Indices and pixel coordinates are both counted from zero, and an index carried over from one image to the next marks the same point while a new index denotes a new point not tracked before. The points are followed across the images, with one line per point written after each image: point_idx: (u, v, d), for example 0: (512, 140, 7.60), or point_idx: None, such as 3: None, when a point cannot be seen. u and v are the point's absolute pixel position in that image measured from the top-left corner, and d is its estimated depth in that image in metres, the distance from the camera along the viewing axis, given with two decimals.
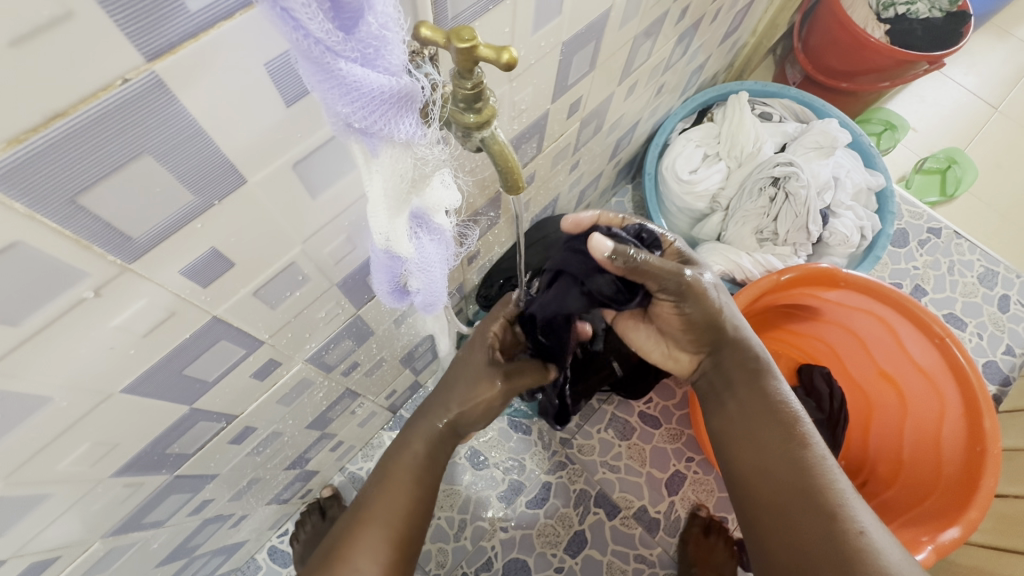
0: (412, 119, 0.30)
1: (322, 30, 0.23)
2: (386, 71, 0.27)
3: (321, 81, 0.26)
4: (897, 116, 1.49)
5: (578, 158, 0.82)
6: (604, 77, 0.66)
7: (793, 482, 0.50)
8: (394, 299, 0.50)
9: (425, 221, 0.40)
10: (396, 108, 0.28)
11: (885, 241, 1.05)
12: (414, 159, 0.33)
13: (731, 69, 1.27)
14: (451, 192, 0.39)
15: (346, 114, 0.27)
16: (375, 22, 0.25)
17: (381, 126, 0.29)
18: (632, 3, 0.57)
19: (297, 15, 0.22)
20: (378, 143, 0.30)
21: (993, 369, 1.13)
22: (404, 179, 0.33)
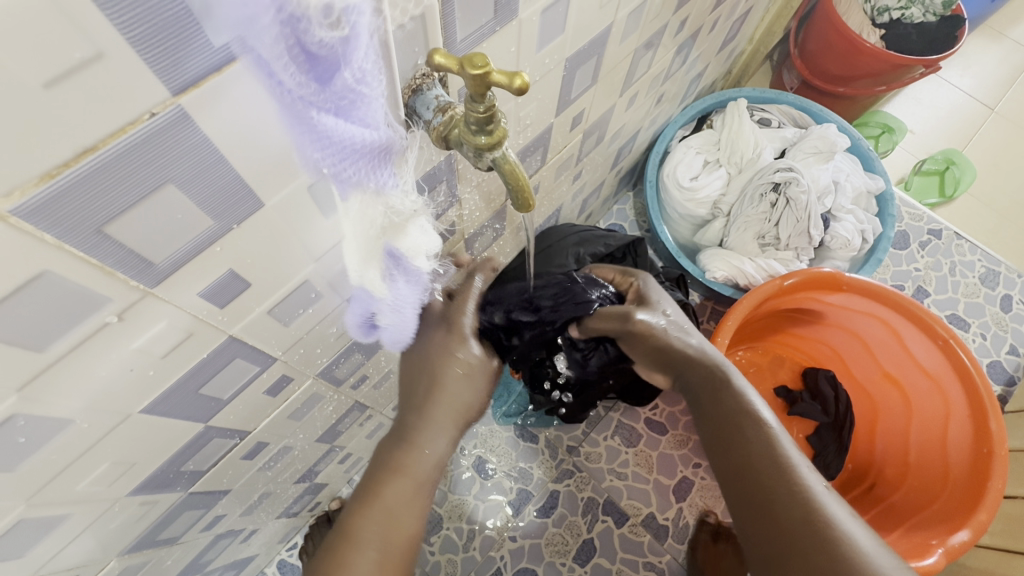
0: (388, 171, 0.33)
1: (294, 81, 0.25)
2: (361, 120, 0.28)
3: (296, 125, 0.27)
4: (895, 119, 1.50)
5: (581, 167, 0.83)
6: (606, 89, 0.67)
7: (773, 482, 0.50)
8: (363, 331, 0.52)
9: (400, 265, 0.41)
10: (367, 157, 0.30)
11: (886, 244, 1.05)
12: (385, 207, 0.35)
13: (729, 75, 1.28)
14: (429, 238, 0.39)
15: (317, 158, 0.29)
16: (351, 76, 0.26)
17: (352, 172, 0.30)
18: (633, 18, 0.58)
19: (273, 66, 0.24)
20: (349, 189, 0.32)
21: (997, 369, 1.14)
22: (373, 225, 0.35)
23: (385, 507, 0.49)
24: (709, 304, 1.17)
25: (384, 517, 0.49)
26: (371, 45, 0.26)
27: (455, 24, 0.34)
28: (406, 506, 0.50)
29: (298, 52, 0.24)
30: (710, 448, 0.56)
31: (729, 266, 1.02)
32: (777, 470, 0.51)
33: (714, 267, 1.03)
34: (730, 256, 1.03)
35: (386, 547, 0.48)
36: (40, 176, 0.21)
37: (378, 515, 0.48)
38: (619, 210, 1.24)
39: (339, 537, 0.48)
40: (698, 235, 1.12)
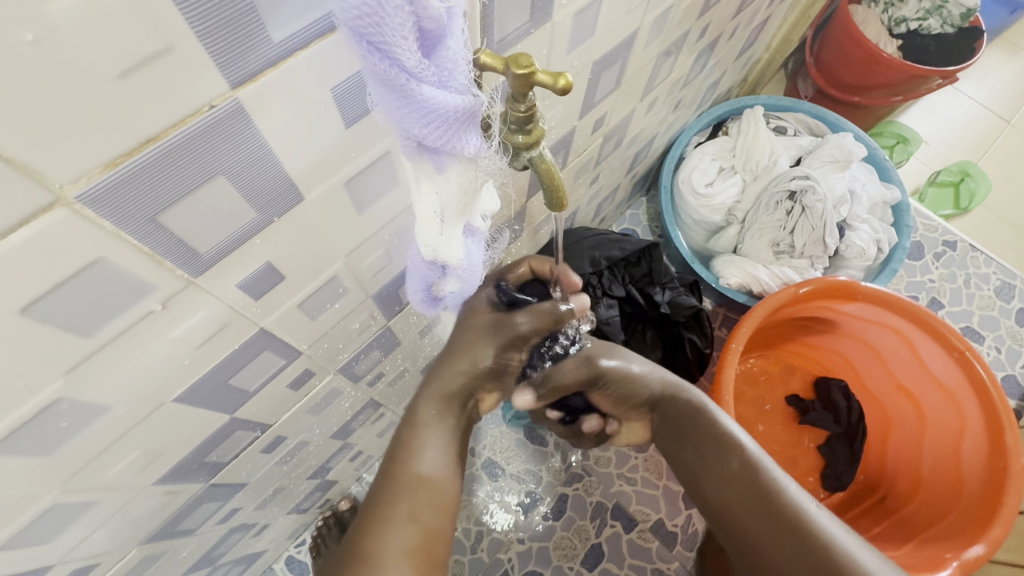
0: (478, 136, 0.30)
1: (412, 58, 0.24)
2: (457, 91, 0.27)
3: (397, 102, 0.26)
4: (909, 130, 1.49)
5: (598, 171, 0.84)
6: (627, 94, 0.67)
7: (758, 508, 0.56)
8: (426, 306, 0.50)
9: (467, 228, 0.40)
10: (466, 126, 0.28)
11: (902, 254, 1.05)
12: (474, 172, 0.32)
13: (744, 83, 1.28)
14: (491, 198, 0.39)
15: (418, 133, 0.27)
16: (453, 48, 0.26)
17: (452, 143, 0.28)
18: (658, 24, 0.59)
19: (392, 47, 0.23)
20: (445, 159, 0.30)
21: (1011, 383, 1.13)
22: (466, 189, 0.33)
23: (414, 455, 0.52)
24: (721, 310, 1.17)
25: (407, 467, 0.51)
26: (460, 19, 0.27)
27: (493, 24, 0.35)
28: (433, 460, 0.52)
29: (414, 24, 0.24)
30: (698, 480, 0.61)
31: (743, 273, 1.02)
32: (753, 499, 0.56)
33: (727, 273, 1.03)
34: (744, 263, 1.03)
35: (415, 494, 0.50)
36: (105, 164, 0.22)
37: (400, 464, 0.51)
38: (632, 215, 1.25)
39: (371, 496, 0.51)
40: (712, 241, 1.11)
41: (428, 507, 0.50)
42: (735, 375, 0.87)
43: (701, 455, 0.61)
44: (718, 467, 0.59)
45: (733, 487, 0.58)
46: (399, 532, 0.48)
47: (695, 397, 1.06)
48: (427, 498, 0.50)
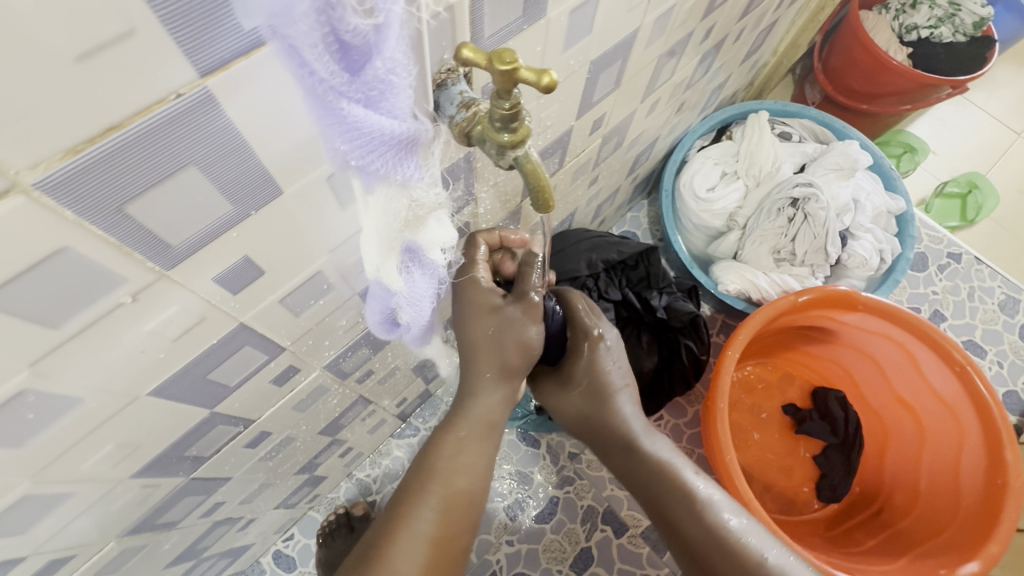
0: (414, 163, 0.32)
1: (328, 71, 0.24)
2: (389, 112, 0.28)
3: (325, 118, 0.26)
4: (917, 139, 1.48)
5: (598, 172, 0.83)
6: (627, 95, 0.67)
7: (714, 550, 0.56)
8: (385, 329, 0.50)
9: (418, 257, 0.40)
10: (401, 155, 0.30)
11: (905, 265, 1.04)
12: (409, 201, 0.34)
13: (751, 87, 1.27)
14: (447, 231, 0.39)
15: (345, 151, 0.28)
16: (383, 67, 0.26)
17: (381, 166, 0.30)
18: (660, 24, 0.57)
19: (304, 53, 0.23)
20: (376, 182, 0.31)
21: (1012, 400, 1.11)
22: (397, 218, 0.34)
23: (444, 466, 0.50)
24: (720, 316, 1.16)
25: (444, 480, 0.50)
26: (401, 37, 0.26)
27: (483, 19, 0.34)
28: (469, 473, 0.51)
29: (332, 40, 0.23)
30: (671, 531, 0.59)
31: (742, 280, 1.01)
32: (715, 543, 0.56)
33: (727, 279, 1.01)
34: (743, 270, 1.01)
35: (445, 508, 0.49)
36: (65, 151, 0.21)
37: (434, 477, 0.49)
38: (632, 218, 1.24)
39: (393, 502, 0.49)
40: (712, 246, 1.10)
41: (457, 520, 0.49)
42: (730, 382, 0.86)
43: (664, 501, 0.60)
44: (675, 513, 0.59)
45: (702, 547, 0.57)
46: (420, 535, 0.47)
47: (690, 402, 1.05)
48: (458, 512, 0.49)
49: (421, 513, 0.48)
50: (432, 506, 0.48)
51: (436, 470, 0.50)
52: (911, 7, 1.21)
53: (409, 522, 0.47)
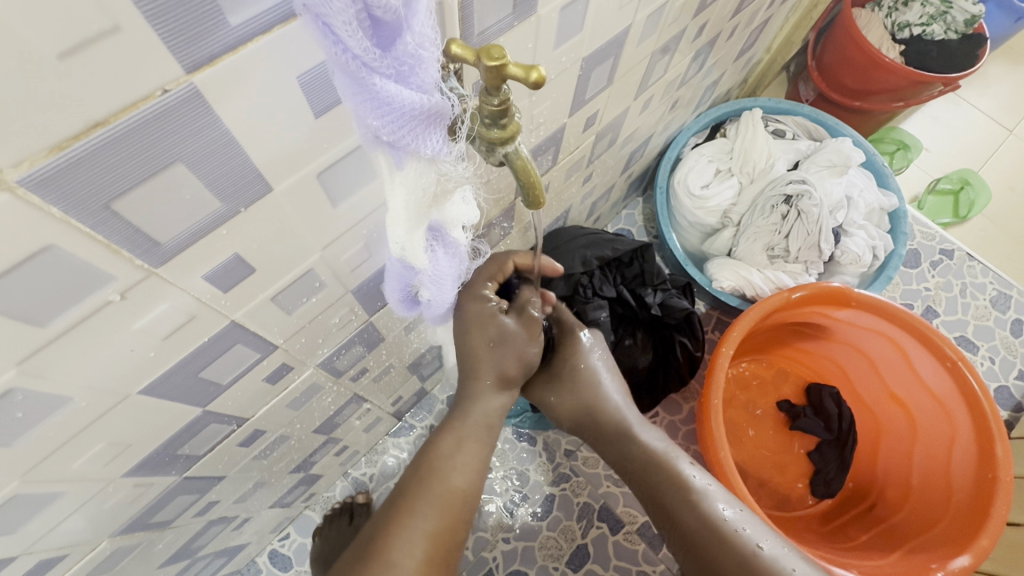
0: (440, 135, 0.30)
1: (361, 47, 0.24)
2: (419, 87, 0.27)
3: (356, 96, 0.26)
4: (910, 136, 1.49)
5: (591, 170, 0.83)
6: (621, 93, 0.67)
7: None
8: (405, 307, 0.52)
9: (441, 236, 0.41)
10: (428, 126, 0.29)
11: (898, 261, 1.05)
12: (437, 175, 0.33)
13: (745, 85, 1.27)
14: (468, 208, 0.40)
15: (376, 127, 0.27)
16: (413, 41, 0.26)
17: (411, 141, 0.29)
18: (652, 21, 0.58)
19: (338, 31, 0.23)
20: (404, 156, 0.30)
21: (1004, 394, 1.12)
22: (426, 193, 0.33)
23: (439, 470, 0.54)
24: (714, 313, 1.16)
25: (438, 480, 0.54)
26: (429, 11, 0.26)
27: (473, 15, 0.34)
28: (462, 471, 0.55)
29: (365, 15, 0.23)
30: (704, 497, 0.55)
31: (736, 276, 1.01)
32: None
33: (721, 276, 1.02)
34: (738, 267, 1.02)
35: (441, 513, 0.52)
36: (50, 148, 0.21)
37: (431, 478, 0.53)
38: (627, 216, 1.24)
39: (394, 501, 0.53)
40: (707, 244, 1.10)
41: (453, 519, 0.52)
42: (724, 379, 0.86)
43: None
44: None
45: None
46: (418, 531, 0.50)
47: (685, 399, 1.05)
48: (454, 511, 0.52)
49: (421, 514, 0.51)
50: (429, 508, 0.52)
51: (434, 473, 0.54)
52: (903, 5, 1.22)
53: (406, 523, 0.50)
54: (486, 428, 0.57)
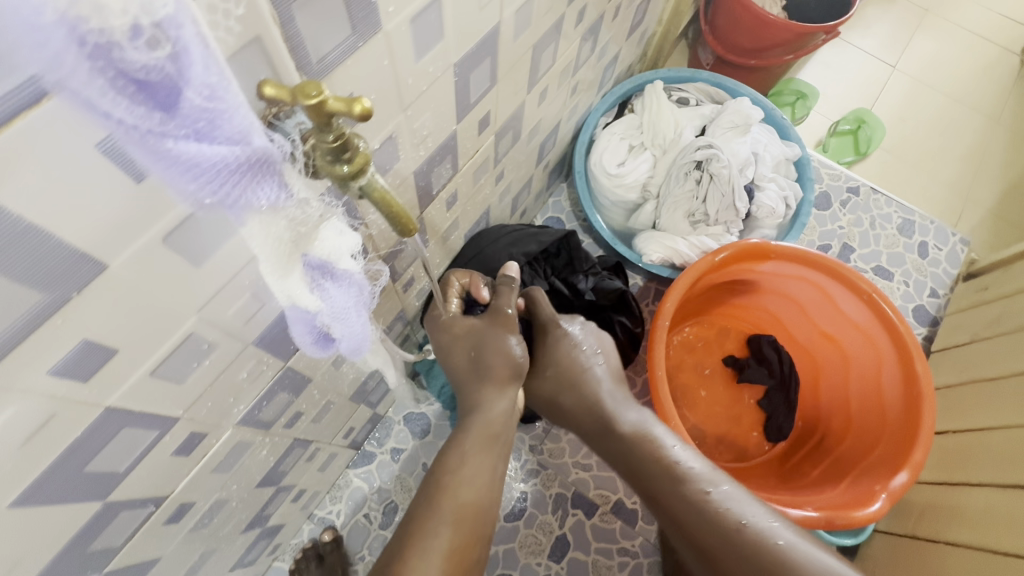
0: (273, 182, 0.28)
1: (136, 115, 0.21)
2: (228, 139, 0.24)
3: (157, 164, 0.23)
4: (807, 85, 1.58)
5: (502, 168, 0.82)
6: (510, 88, 0.66)
7: (699, 521, 0.61)
8: (317, 347, 0.48)
9: (328, 270, 0.39)
10: (256, 177, 0.26)
11: (809, 208, 1.10)
12: (287, 220, 0.32)
13: (644, 57, 1.29)
14: (346, 238, 0.39)
15: (195, 192, 0.24)
16: (199, 94, 0.22)
17: (239, 196, 0.26)
18: (524, 13, 0.57)
19: (99, 103, 0.20)
20: (241, 212, 0.28)
21: (921, 313, 1.21)
22: (283, 241, 0.32)
23: (455, 483, 0.56)
24: (652, 286, 1.18)
25: (451, 496, 0.56)
26: (220, 62, 0.22)
27: (305, 45, 0.32)
28: (471, 486, 0.57)
29: (125, 81, 0.20)
30: (666, 498, 0.64)
31: (664, 247, 1.03)
32: (699, 513, 0.61)
33: (649, 250, 1.04)
34: (664, 238, 1.04)
35: (458, 520, 0.54)
36: None
37: (445, 493, 0.55)
38: (554, 204, 1.25)
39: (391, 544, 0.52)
40: (632, 220, 1.12)
41: (470, 533, 0.54)
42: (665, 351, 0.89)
43: (653, 478, 0.65)
44: (669, 490, 0.64)
45: (683, 511, 0.62)
46: (436, 550, 0.51)
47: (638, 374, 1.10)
48: (468, 524, 0.54)
49: (437, 531, 0.52)
50: (446, 520, 0.53)
51: (447, 487, 0.56)
52: None
53: (423, 542, 0.52)
54: (491, 438, 0.61)
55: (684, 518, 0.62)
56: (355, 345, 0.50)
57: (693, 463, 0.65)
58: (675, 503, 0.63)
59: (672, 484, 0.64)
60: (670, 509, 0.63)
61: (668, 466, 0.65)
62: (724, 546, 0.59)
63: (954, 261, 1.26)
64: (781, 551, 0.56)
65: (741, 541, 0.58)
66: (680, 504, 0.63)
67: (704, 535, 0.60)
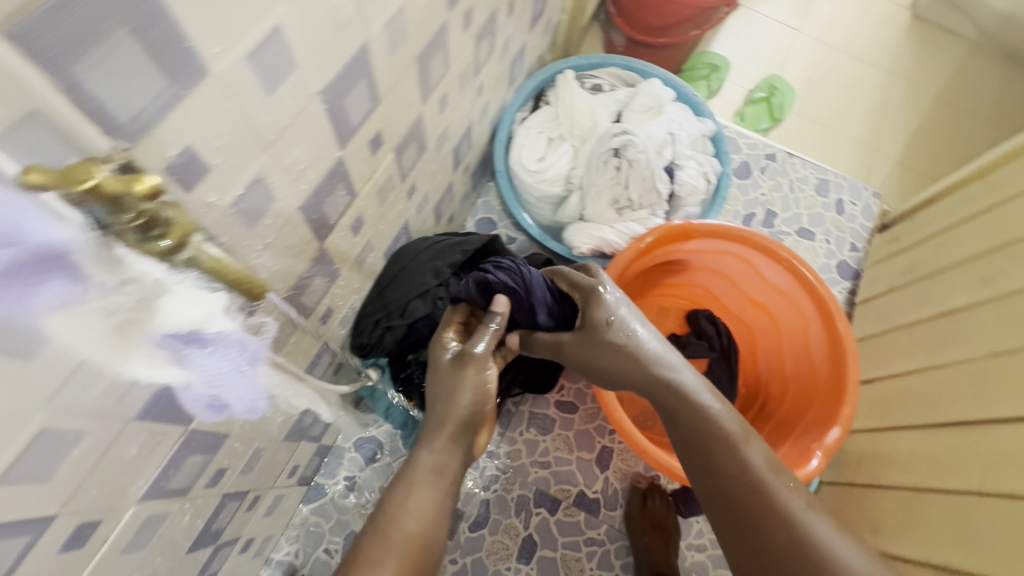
0: (61, 274, 0.30)
1: None
2: None
3: None
4: (719, 57, 1.62)
5: (412, 182, 0.79)
6: (400, 103, 0.63)
7: (746, 496, 0.60)
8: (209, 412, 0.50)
9: (193, 338, 0.40)
10: (33, 270, 0.28)
11: (728, 181, 1.13)
12: (103, 309, 0.33)
13: (554, 46, 1.28)
14: (206, 300, 0.39)
15: None
16: None
17: (18, 291, 0.27)
18: (396, 26, 0.54)
19: None
20: (31, 311, 0.29)
21: (845, 268, 1.26)
22: (101, 325, 0.33)
23: (397, 516, 0.62)
24: None
25: (397, 528, 0.61)
26: None
27: (104, 104, 0.29)
28: (415, 516, 0.62)
29: None
30: (718, 465, 0.63)
31: (592, 238, 1.03)
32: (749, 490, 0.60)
33: (579, 242, 1.04)
34: (591, 229, 1.04)
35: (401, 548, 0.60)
36: None
37: (390, 526, 0.61)
38: (484, 204, 1.23)
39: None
40: (559, 213, 1.11)
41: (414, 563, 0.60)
42: None
43: (704, 445, 0.64)
44: (717, 462, 0.63)
45: (734, 483, 0.61)
46: None
47: None
48: (416, 555, 0.60)
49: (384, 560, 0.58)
50: (393, 552, 0.59)
51: (392, 523, 0.61)
52: None
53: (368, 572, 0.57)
54: (434, 473, 0.67)
55: (726, 488, 0.62)
56: (245, 400, 0.52)
57: (760, 453, 0.63)
58: (726, 481, 0.62)
59: (727, 455, 0.63)
60: (719, 486, 0.62)
61: (726, 438, 0.64)
62: (768, 527, 0.58)
63: (868, 214, 1.32)
64: (825, 546, 0.55)
65: (789, 525, 0.57)
66: (732, 477, 0.62)
67: (749, 510, 0.59)
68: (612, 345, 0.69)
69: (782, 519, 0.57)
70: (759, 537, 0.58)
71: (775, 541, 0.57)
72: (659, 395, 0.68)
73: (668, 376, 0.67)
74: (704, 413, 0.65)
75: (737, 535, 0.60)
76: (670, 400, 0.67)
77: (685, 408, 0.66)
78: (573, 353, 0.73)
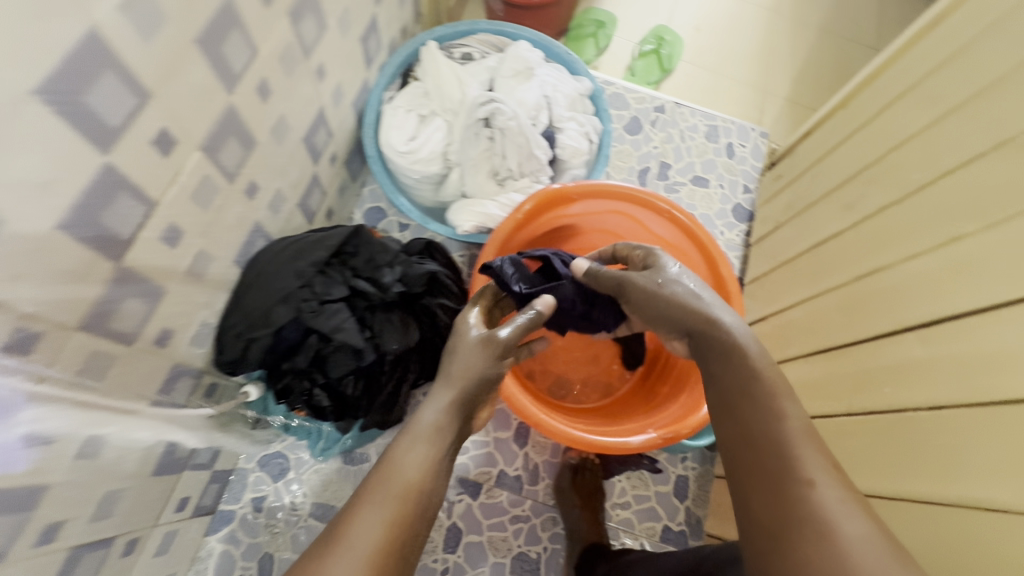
0: None
1: None
2: None
3: None
4: (605, 12, 1.58)
5: (249, 180, 0.73)
6: (189, 96, 0.57)
7: (760, 445, 0.52)
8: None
9: None
10: None
11: (611, 139, 1.10)
12: None
13: (419, 17, 1.21)
14: None
15: None
16: None
17: None
18: (144, 7, 0.47)
19: None
20: None
21: (740, 212, 1.28)
22: None
23: (396, 463, 0.54)
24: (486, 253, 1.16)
25: (400, 477, 0.53)
26: None
27: None
28: (417, 466, 0.54)
29: None
30: (743, 410, 0.55)
31: (475, 215, 0.99)
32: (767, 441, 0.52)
33: (462, 220, 1.00)
34: (473, 205, 1.00)
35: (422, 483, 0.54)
36: None
37: (390, 473, 0.53)
38: (370, 192, 1.18)
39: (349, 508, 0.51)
40: (442, 192, 1.08)
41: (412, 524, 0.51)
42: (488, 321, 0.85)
43: (735, 392, 0.57)
44: (747, 407, 0.55)
45: (755, 429, 0.53)
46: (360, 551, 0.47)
47: None
48: (412, 505, 0.52)
49: (378, 508, 0.50)
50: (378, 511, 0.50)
51: (395, 472, 0.53)
52: None
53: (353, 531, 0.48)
54: (437, 427, 0.59)
55: (741, 433, 0.54)
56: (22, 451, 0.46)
57: (799, 409, 0.53)
58: (741, 427, 0.54)
59: (755, 401, 0.55)
60: (732, 430, 0.55)
61: (765, 389, 0.55)
62: (772, 478, 0.49)
63: (758, 155, 1.34)
64: (824, 510, 0.45)
65: (795, 480, 0.48)
66: (749, 425, 0.54)
67: (759, 456, 0.52)
68: (672, 288, 0.69)
69: (795, 480, 0.48)
70: (756, 481, 0.50)
71: (771, 491, 0.49)
72: (708, 335, 0.63)
73: (715, 317, 0.64)
74: (749, 362, 0.58)
75: (739, 481, 0.53)
76: (709, 344, 0.62)
77: (724, 353, 0.60)
78: (636, 293, 0.73)
